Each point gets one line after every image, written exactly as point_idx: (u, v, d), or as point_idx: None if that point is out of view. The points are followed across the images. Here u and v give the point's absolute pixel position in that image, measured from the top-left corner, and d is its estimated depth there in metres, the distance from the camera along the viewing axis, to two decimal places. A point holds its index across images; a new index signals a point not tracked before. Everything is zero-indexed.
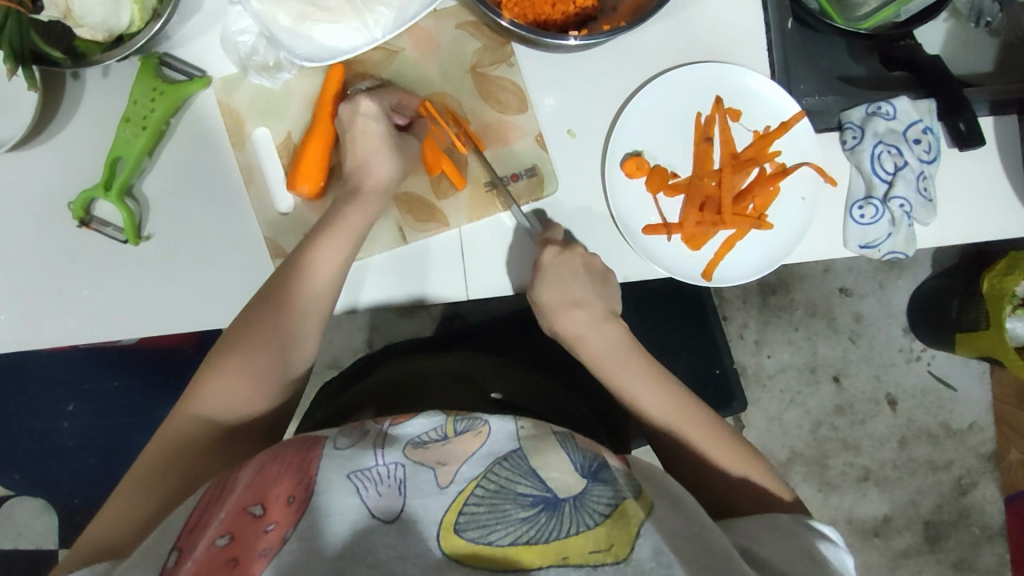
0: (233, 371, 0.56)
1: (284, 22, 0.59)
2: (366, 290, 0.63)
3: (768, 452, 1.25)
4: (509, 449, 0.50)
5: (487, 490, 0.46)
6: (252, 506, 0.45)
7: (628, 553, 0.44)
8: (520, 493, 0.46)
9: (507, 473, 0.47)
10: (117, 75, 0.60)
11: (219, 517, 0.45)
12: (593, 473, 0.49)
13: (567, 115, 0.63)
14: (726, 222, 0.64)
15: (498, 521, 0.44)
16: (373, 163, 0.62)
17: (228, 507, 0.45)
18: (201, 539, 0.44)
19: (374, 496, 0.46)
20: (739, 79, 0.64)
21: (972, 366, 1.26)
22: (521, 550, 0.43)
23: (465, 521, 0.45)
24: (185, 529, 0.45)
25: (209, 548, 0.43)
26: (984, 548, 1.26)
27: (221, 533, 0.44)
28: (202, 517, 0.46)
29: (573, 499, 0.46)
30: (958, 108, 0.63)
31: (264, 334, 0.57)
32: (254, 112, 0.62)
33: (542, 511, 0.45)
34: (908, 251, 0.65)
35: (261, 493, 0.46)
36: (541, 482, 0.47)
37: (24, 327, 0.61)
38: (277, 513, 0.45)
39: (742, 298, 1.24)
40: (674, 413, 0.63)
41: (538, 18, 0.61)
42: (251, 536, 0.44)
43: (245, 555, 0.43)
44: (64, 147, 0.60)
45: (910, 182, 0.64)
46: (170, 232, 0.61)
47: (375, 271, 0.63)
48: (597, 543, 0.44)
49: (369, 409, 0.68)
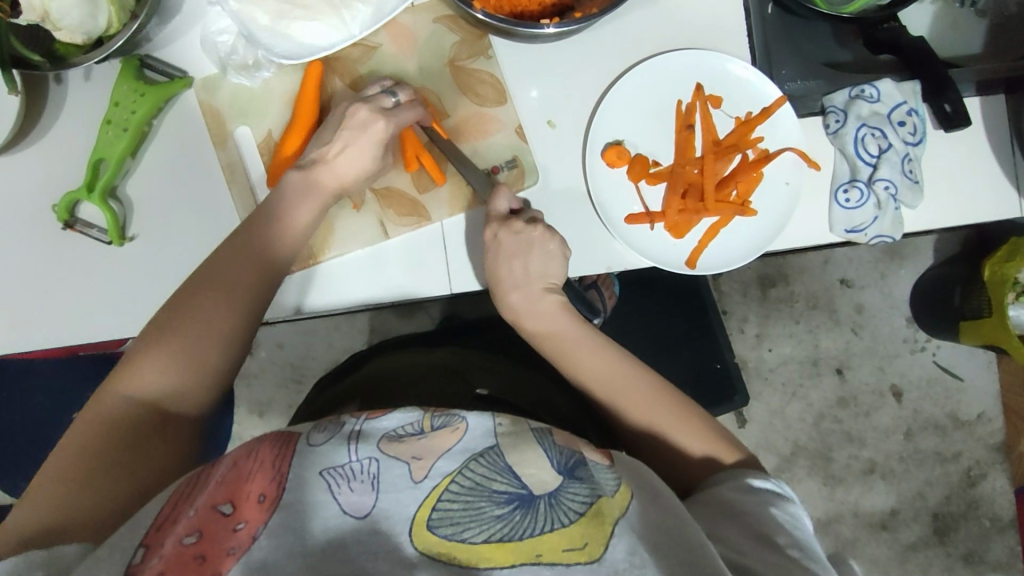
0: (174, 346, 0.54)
1: (262, 21, 0.60)
2: (342, 291, 0.63)
3: (771, 446, 1.24)
4: (486, 445, 0.49)
5: (463, 486, 0.46)
6: (222, 503, 0.44)
7: (601, 553, 0.45)
8: (496, 490, 0.46)
9: (484, 470, 0.47)
10: (99, 78, 0.60)
11: (188, 514, 0.44)
12: (570, 470, 0.49)
13: (547, 106, 0.63)
14: (710, 209, 0.63)
15: (473, 519, 0.44)
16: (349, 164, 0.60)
17: (198, 505, 0.44)
18: (169, 536, 0.43)
19: (346, 493, 0.46)
20: (718, 66, 0.64)
21: (978, 355, 1.24)
22: (493, 548, 0.43)
23: (440, 517, 0.45)
24: (152, 525, 0.44)
25: (177, 546, 0.42)
26: (995, 540, 1.24)
27: (189, 531, 0.43)
28: (169, 514, 0.44)
29: (549, 496, 0.46)
30: (941, 89, 0.62)
31: (214, 311, 0.56)
32: (235, 112, 0.62)
33: (517, 508, 0.45)
34: (896, 235, 0.64)
35: (232, 491, 0.45)
36: (517, 479, 0.47)
37: (13, 329, 0.61)
38: (248, 512, 0.44)
39: (742, 292, 1.23)
40: (657, 413, 0.60)
41: (514, 10, 0.61)
42: (219, 535, 0.43)
43: (213, 552, 0.42)
44: (49, 150, 0.60)
45: (895, 165, 0.63)
46: (154, 231, 0.61)
47: (352, 265, 0.63)
48: (571, 541, 0.44)
49: (353, 403, 0.68)
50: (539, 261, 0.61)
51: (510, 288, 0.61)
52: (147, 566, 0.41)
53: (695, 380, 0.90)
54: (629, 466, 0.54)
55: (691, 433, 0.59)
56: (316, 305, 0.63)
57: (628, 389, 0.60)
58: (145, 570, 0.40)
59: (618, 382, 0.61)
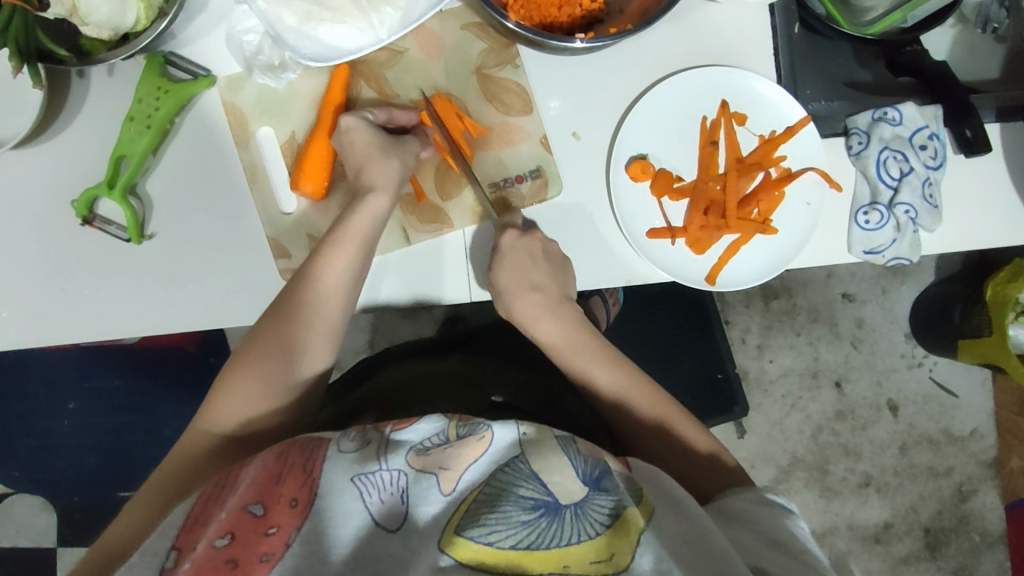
0: (223, 411, 0.58)
1: (290, 22, 0.58)
2: (382, 288, 0.63)
3: (769, 457, 1.25)
4: (510, 456, 0.50)
5: (488, 494, 0.47)
6: (253, 504, 0.47)
7: (628, 563, 0.45)
8: (522, 496, 0.47)
9: (510, 477, 0.48)
10: (122, 74, 0.60)
11: (220, 517, 0.47)
12: (595, 481, 0.49)
13: (572, 118, 0.63)
14: (731, 226, 0.63)
15: (500, 522, 0.45)
16: (378, 177, 0.61)
17: (229, 507, 0.47)
18: (201, 538, 0.46)
19: (377, 503, 0.47)
20: (746, 85, 0.64)
21: (973, 372, 1.25)
22: (520, 555, 0.44)
23: (468, 523, 0.45)
24: (182, 528, 0.47)
25: (209, 548, 0.45)
26: (984, 556, 1.25)
27: (221, 533, 0.45)
28: (200, 516, 0.47)
29: (574, 506, 0.47)
30: (963, 115, 0.63)
31: (257, 370, 0.59)
32: (259, 112, 0.62)
33: (543, 515, 0.46)
34: (913, 257, 0.65)
35: (264, 492, 0.48)
36: (543, 486, 0.48)
37: (24, 325, 0.60)
38: (280, 516, 0.46)
39: (745, 302, 1.24)
40: (629, 390, 0.65)
41: (544, 21, 0.61)
42: (250, 538, 0.45)
43: (245, 557, 0.44)
44: (67, 145, 0.60)
45: (916, 188, 0.63)
46: (173, 231, 0.61)
47: (387, 273, 0.63)
48: (598, 553, 0.45)
49: (370, 414, 0.67)
50: (553, 261, 0.62)
51: (515, 292, 0.62)
52: (181, 570, 0.44)
53: (695, 389, 0.90)
54: (647, 475, 0.55)
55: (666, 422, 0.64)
56: (361, 302, 0.64)
57: (609, 376, 0.65)
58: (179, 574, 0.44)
59: (596, 366, 0.65)
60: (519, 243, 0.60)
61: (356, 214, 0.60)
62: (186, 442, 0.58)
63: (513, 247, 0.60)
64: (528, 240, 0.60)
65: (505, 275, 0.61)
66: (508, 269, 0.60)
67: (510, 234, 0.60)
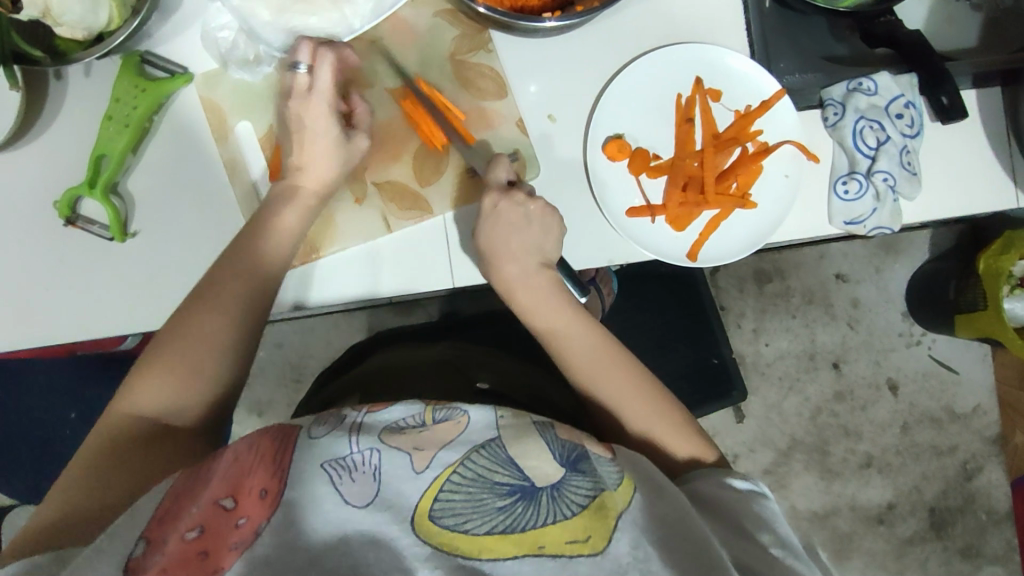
0: (180, 345, 0.55)
1: (264, 15, 0.61)
2: (361, 282, 0.63)
3: (768, 441, 1.24)
4: (488, 437, 0.51)
5: (465, 477, 0.47)
6: (225, 498, 0.45)
7: (604, 546, 0.46)
8: (498, 482, 0.47)
9: (486, 462, 0.48)
10: (99, 74, 0.60)
11: (191, 511, 0.44)
12: (571, 463, 0.50)
13: (547, 100, 0.64)
14: (710, 202, 0.64)
15: (475, 510, 0.45)
16: (324, 160, 0.61)
17: (201, 502, 0.45)
18: (172, 532, 0.43)
19: (348, 484, 0.47)
20: (718, 60, 0.64)
21: (973, 348, 1.25)
22: (495, 540, 0.44)
23: (442, 508, 0.46)
24: (153, 519, 0.45)
25: (180, 541, 0.42)
26: (991, 533, 1.25)
27: (192, 527, 0.43)
28: (170, 510, 0.45)
29: (551, 489, 0.47)
30: (938, 82, 0.62)
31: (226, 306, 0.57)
32: (237, 106, 0.62)
33: (519, 500, 0.46)
34: (895, 226, 0.65)
35: (234, 485, 0.46)
36: (519, 471, 0.48)
37: (11, 328, 0.61)
38: (250, 508, 0.45)
39: (739, 287, 1.24)
40: (626, 394, 0.62)
41: (515, 4, 0.61)
42: (223, 530, 0.43)
43: (216, 547, 0.42)
44: (46, 146, 0.60)
45: (893, 157, 0.64)
46: (153, 227, 0.61)
47: (369, 262, 0.63)
48: (574, 534, 0.46)
49: (353, 397, 0.67)
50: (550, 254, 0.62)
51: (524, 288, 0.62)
52: (151, 563, 0.41)
53: (692, 374, 0.90)
54: (631, 458, 0.55)
55: (658, 416, 0.61)
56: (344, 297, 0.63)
57: (612, 377, 0.62)
58: (149, 567, 0.41)
59: (606, 365, 0.62)
60: (509, 208, 0.60)
61: (288, 208, 0.60)
62: (137, 377, 0.54)
63: (503, 217, 0.60)
64: (514, 212, 0.60)
65: (493, 232, 0.60)
66: (495, 230, 0.60)
67: (494, 195, 0.60)
